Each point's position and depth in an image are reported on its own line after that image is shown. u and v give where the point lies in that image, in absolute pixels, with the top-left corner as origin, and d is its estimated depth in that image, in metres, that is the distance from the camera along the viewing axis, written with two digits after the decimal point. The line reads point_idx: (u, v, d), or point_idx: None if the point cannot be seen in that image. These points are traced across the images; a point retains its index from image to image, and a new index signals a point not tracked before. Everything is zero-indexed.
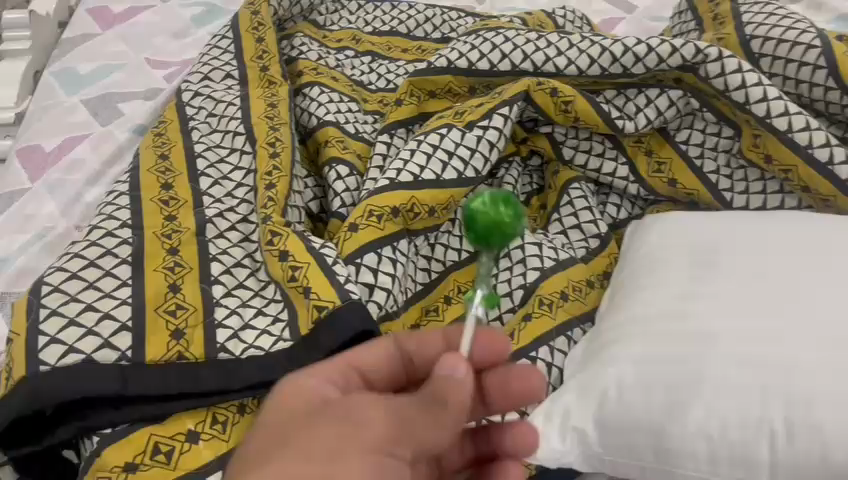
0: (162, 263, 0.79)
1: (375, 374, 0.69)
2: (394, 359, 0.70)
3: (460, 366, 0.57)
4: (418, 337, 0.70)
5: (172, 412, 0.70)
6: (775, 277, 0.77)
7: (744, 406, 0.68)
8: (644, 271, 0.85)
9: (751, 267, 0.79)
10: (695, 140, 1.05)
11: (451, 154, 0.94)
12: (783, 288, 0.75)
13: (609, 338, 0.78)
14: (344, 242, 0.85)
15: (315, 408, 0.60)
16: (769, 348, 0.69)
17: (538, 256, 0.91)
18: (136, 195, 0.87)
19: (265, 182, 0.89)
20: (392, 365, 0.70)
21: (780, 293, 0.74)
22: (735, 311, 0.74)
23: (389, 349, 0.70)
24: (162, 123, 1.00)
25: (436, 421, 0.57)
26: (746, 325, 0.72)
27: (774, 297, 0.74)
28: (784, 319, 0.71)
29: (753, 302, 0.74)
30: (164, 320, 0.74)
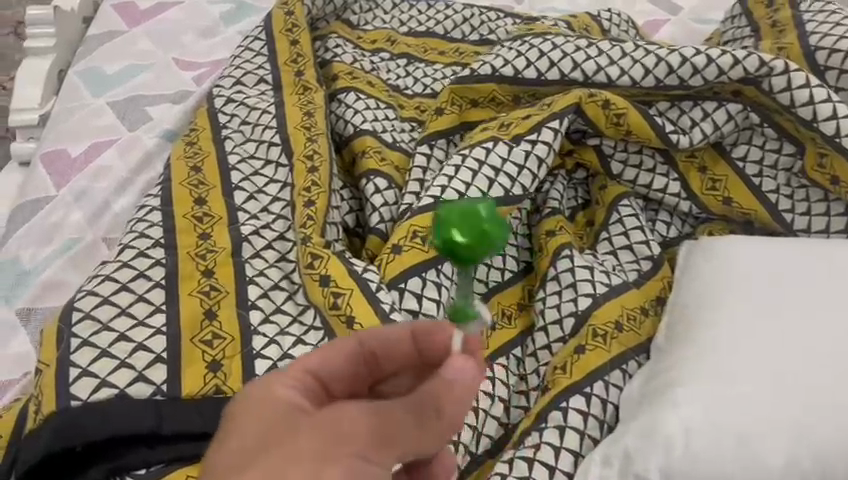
0: (197, 287, 0.75)
1: (336, 376, 0.58)
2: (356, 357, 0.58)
3: (467, 369, 0.49)
4: (379, 333, 0.57)
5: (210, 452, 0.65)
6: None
7: (825, 456, 0.66)
8: (707, 303, 0.79)
9: (824, 304, 0.74)
10: (753, 156, 0.99)
11: (497, 171, 0.90)
12: None
13: (673, 379, 0.73)
14: (387, 265, 0.80)
15: (291, 412, 0.53)
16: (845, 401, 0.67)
17: (589, 281, 0.86)
18: (168, 211, 0.82)
19: (304, 198, 0.84)
20: (353, 364, 0.58)
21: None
22: (810, 352, 0.70)
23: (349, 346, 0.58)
24: (193, 130, 0.96)
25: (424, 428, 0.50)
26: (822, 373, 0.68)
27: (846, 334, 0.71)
28: None
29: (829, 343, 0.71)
30: (199, 351, 0.70)
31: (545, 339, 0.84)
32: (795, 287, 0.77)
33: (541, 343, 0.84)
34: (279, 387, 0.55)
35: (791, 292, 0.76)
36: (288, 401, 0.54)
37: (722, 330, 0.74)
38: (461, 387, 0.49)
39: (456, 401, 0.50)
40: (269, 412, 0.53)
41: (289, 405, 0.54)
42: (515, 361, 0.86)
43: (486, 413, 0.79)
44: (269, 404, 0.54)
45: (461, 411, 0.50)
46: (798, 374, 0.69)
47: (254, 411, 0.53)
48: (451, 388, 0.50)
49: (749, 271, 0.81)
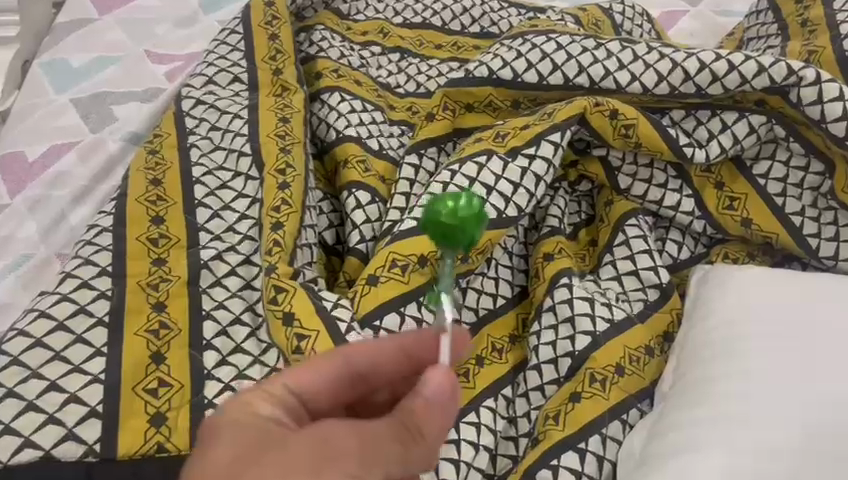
0: (145, 325, 0.67)
1: (317, 397, 0.53)
2: (340, 377, 0.55)
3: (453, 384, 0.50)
4: (369, 349, 0.55)
5: None
6: None
7: None
8: (719, 350, 0.70)
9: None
10: (776, 173, 0.89)
11: (490, 189, 0.81)
12: None
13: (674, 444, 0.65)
14: (361, 299, 0.72)
15: (273, 425, 0.48)
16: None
17: (589, 316, 0.77)
18: (119, 232, 0.74)
19: (271, 220, 0.75)
20: (338, 386, 0.54)
21: None
22: (836, 421, 0.62)
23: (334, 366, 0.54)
24: (157, 136, 0.87)
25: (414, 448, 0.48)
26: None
27: None
28: None
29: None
30: (141, 401, 0.62)
31: (537, 379, 0.76)
32: (821, 337, 0.68)
33: (534, 383, 0.76)
34: (261, 399, 0.49)
35: (815, 343, 0.67)
36: (269, 415, 0.49)
37: (738, 388, 0.66)
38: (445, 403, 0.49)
39: (432, 420, 0.49)
40: (250, 423, 0.47)
41: (271, 419, 0.48)
42: (505, 402, 0.78)
43: (468, 466, 0.71)
44: (250, 415, 0.48)
45: (435, 432, 0.49)
46: (827, 451, 0.60)
47: (235, 417, 0.48)
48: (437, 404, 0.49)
49: (768, 313, 0.72)
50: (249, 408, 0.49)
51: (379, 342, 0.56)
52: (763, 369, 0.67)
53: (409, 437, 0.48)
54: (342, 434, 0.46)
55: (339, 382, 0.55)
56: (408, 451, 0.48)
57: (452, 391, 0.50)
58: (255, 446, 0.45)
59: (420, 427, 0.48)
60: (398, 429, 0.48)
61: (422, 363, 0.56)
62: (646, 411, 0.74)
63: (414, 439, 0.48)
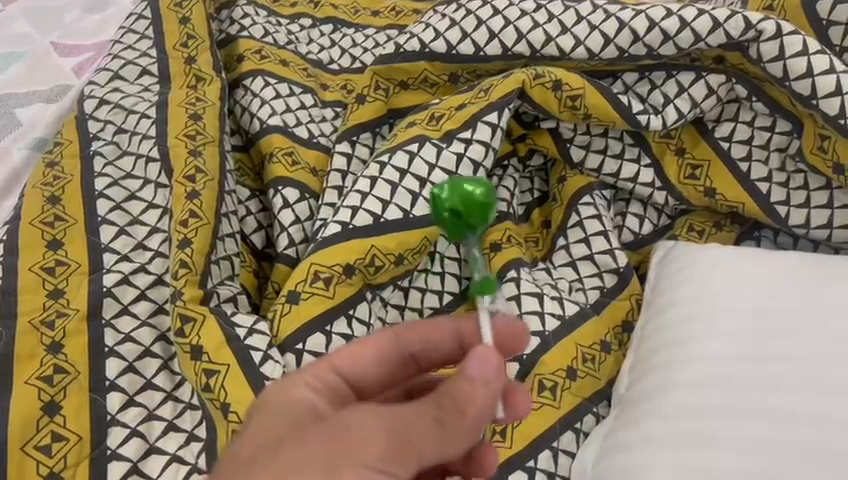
0: (38, 371, 0.61)
1: (366, 378, 0.53)
2: (391, 358, 0.54)
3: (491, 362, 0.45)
4: (424, 333, 0.54)
5: None
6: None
7: None
8: (676, 351, 0.63)
9: (814, 369, 0.58)
10: (740, 135, 0.81)
11: (423, 181, 0.73)
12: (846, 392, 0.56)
13: (620, 463, 0.60)
14: (281, 320, 0.65)
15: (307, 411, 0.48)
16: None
17: (538, 314, 0.71)
18: (10, 263, 0.67)
19: (179, 237, 0.69)
20: (390, 366, 0.54)
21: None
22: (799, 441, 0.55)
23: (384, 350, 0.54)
24: (57, 144, 0.78)
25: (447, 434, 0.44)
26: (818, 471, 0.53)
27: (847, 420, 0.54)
28: None
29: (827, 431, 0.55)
30: (32, 461, 0.58)
31: None
32: (785, 335, 0.61)
33: None
34: (299, 386, 0.50)
35: (777, 341, 0.60)
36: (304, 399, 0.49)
37: (695, 399, 0.59)
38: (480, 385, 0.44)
39: (472, 397, 0.44)
40: (284, 413, 0.48)
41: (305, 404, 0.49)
42: None
43: None
44: (283, 406, 0.49)
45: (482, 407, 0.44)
46: (794, 475, 0.54)
47: (272, 410, 0.48)
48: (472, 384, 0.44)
49: (730, 303, 0.64)
50: (288, 395, 0.49)
51: (437, 324, 0.54)
52: (722, 376, 0.60)
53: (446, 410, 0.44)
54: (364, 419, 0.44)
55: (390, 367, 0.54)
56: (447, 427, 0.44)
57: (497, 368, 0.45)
58: (285, 436, 0.46)
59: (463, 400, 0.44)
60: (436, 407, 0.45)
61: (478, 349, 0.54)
62: (602, 415, 0.68)
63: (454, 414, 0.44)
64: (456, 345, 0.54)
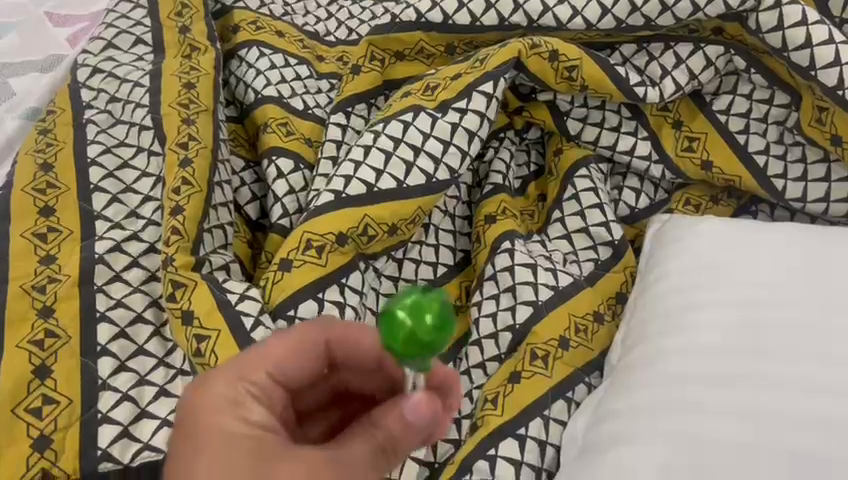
0: (29, 335, 0.61)
1: (297, 377, 0.51)
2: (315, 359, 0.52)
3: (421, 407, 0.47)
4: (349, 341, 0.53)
5: None
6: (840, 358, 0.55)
7: None
8: (668, 322, 0.63)
9: (803, 336, 0.57)
10: (738, 108, 0.80)
11: (418, 150, 0.73)
12: (836, 358, 0.55)
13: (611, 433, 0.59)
14: (273, 287, 0.65)
15: (251, 441, 0.44)
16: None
17: (531, 284, 0.71)
18: (2, 229, 0.67)
19: (171, 204, 0.68)
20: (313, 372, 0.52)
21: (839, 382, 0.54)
22: (786, 409, 0.54)
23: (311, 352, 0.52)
24: (50, 112, 0.78)
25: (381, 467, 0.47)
26: (806, 438, 0.52)
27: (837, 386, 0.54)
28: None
29: (815, 398, 0.54)
30: (23, 424, 0.58)
31: (479, 356, 0.70)
32: (776, 304, 0.60)
33: (476, 359, 0.69)
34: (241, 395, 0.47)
35: (768, 309, 0.59)
36: (245, 425, 0.45)
37: (686, 366, 0.59)
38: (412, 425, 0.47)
39: (408, 438, 0.47)
40: (227, 448, 0.44)
41: (247, 433, 0.45)
42: None
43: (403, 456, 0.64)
44: (224, 438, 0.44)
45: (410, 447, 0.48)
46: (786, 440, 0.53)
47: (214, 444, 0.44)
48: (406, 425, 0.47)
49: (724, 274, 0.63)
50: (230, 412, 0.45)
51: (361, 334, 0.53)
52: (713, 345, 0.59)
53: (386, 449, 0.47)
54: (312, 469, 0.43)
55: (315, 373, 0.52)
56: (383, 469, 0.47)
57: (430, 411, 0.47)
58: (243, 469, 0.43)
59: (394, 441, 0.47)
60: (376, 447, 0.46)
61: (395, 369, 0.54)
62: (594, 386, 0.68)
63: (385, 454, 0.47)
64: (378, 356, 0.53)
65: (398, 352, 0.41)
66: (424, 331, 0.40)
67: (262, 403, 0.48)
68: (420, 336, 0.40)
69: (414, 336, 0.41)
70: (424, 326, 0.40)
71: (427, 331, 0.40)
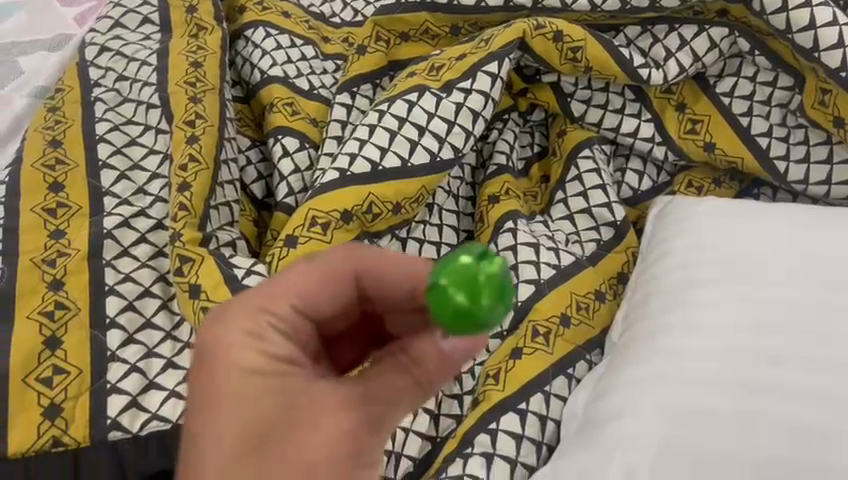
0: (39, 306, 0.63)
1: (321, 307, 0.48)
2: (341, 288, 0.49)
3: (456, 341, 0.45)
4: (378, 268, 0.49)
5: None
6: (836, 335, 0.56)
7: None
8: (668, 300, 0.63)
9: (801, 313, 0.58)
10: (741, 91, 0.81)
11: (422, 129, 0.73)
12: (832, 335, 0.56)
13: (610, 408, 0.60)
14: (279, 262, 0.67)
15: (277, 378, 0.43)
16: (830, 453, 0.52)
17: (534, 263, 0.72)
18: (13, 204, 0.68)
19: (179, 180, 0.69)
20: (340, 302, 0.49)
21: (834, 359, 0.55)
22: (786, 383, 0.55)
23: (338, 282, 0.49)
24: (59, 90, 0.79)
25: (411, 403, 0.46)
26: (806, 413, 0.53)
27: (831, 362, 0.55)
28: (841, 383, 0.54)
29: (815, 375, 0.55)
30: (33, 392, 0.59)
31: None
32: (775, 282, 0.60)
33: None
34: (263, 329, 0.45)
35: (768, 287, 0.60)
36: (272, 361, 0.44)
37: (686, 341, 0.59)
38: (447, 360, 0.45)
39: (444, 374, 0.46)
40: (254, 386, 0.43)
41: (273, 370, 0.43)
42: None
43: (405, 430, 0.65)
44: (251, 377, 0.43)
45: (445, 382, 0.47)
46: (781, 415, 0.54)
47: (240, 382, 0.43)
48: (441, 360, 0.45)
49: (725, 252, 0.64)
50: (253, 349, 0.44)
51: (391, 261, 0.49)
52: (712, 321, 0.60)
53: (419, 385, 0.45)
54: (340, 410, 0.43)
55: (344, 303, 0.49)
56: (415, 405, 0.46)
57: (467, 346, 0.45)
58: (268, 413, 0.42)
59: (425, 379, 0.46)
60: (411, 383, 0.45)
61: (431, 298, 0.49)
62: (595, 363, 0.69)
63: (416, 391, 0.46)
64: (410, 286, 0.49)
65: (446, 326, 0.39)
66: (481, 311, 0.38)
67: (287, 335, 0.46)
68: (476, 317, 0.38)
69: (469, 316, 0.38)
70: (482, 307, 0.38)
71: (485, 313, 0.38)
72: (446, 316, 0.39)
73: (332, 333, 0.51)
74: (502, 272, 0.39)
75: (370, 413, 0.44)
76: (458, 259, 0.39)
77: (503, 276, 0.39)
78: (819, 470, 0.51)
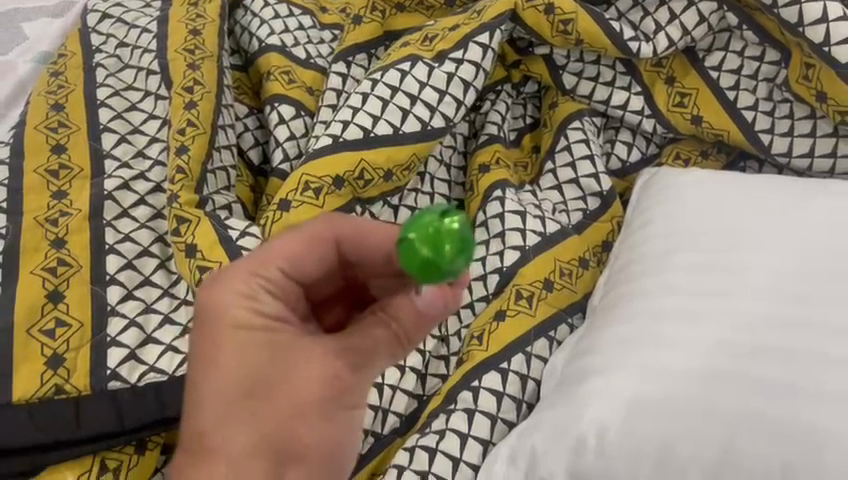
0: (42, 262, 0.65)
1: (307, 271, 0.50)
2: (326, 254, 0.51)
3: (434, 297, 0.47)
4: (359, 234, 0.50)
5: (47, 463, 0.61)
6: (806, 299, 0.58)
7: (765, 453, 0.53)
8: (647, 266, 0.66)
9: (770, 278, 0.60)
10: (730, 65, 0.82)
11: (414, 98, 0.75)
12: (802, 299, 0.58)
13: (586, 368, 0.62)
14: (273, 225, 0.69)
15: (267, 334, 0.47)
16: (791, 408, 0.53)
17: (520, 230, 0.74)
18: (17, 165, 0.71)
19: (176, 144, 0.72)
20: (326, 267, 0.51)
21: (804, 322, 0.57)
22: (754, 342, 0.57)
23: (324, 248, 0.51)
24: (61, 56, 0.81)
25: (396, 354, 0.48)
26: (771, 369, 0.55)
27: (800, 326, 0.57)
28: (807, 344, 0.56)
29: (783, 333, 0.56)
30: (37, 344, 0.62)
31: (468, 297, 0.73)
32: (749, 249, 0.62)
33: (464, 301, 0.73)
34: (254, 288, 0.48)
35: (743, 253, 0.62)
36: (261, 319, 0.47)
37: (661, 303, 0.61)
38: (426, 314, 0.47)
39: (422, 328, 0.48)
40: (244, 342, 0.46)
41: (262, 327, 0.47)
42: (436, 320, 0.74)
43: (392, 388, 0.68)
44: (241, 334, 0.47)
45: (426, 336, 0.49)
46: (748, 372, 0.55)
47: (232, 338, 0.46)
48: (420, 315, 0.47)
49: (704, 221, 0.66)
50: (245, 307, 0.47)
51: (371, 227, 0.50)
52: (688, 285, 0.62)
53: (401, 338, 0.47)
54: (325, 360, 0.46)
55: (329, 265, 0.51)
56: (400, 356, 0.48)
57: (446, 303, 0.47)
58: (259, 365, 0.46)
59: (407, 332, 0.47)
60: (389, 336, 0.47)
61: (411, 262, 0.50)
62: (577, 326, 0.71)
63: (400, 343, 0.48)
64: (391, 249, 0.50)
65: (415, 279, 0.42)
66: (445, 261, 0.41)
67: (275, 296, 0.49)
68: (442, 269, 0.41)
69: (434, 267, 0.41)
70: (445, 257, 0.41)
71: (449, 263, 0.41)
72: (415, 269, 0.41)
73: (319, 298, 0.53)
74: (463, 226, 0.41)
75: (354, 362, 0.47)
76: (423, 216, 0.41)
77: (465, 230, 0.41)
78: (782, 425, 0.53)
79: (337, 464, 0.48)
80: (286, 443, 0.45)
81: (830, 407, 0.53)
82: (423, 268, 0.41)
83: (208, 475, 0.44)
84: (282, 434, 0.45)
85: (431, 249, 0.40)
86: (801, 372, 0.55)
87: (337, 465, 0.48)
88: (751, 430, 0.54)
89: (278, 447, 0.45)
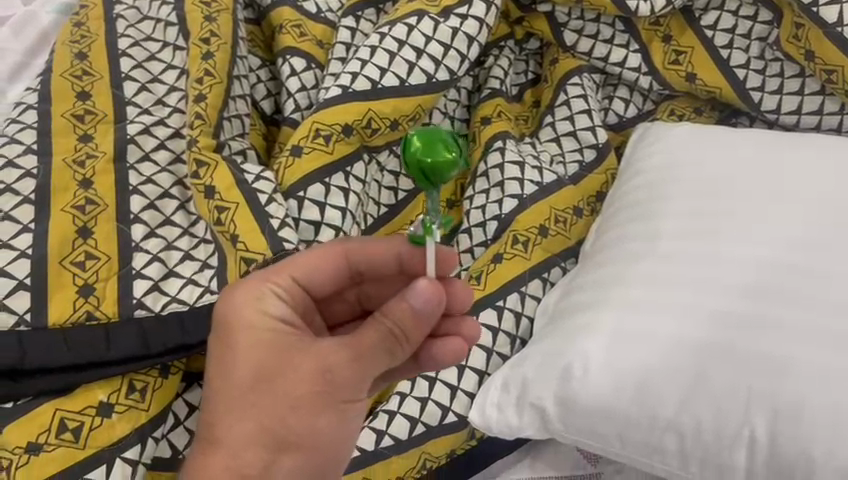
0: (71, 201, 0.70)
1: (320, 284, 0.60)
2: (339, 271, 0.60)
3: (426, 299, 0.51)
4: (367, 252, 0.59)
5: (78, 384, 0.64)
6: (779, 242, 0.62)
7: (734, 381, 0.58)
8: (634, 213, 0.70)
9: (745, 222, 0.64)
10: (724, 24, 0.85)
11: (419, 53, 0.79)
12: (776, 242, 0.62)
13: (574, 307, 0.66)
14: (286, 170, 0.74)
15: (276, 336, 0.55)
16: (756, 340, 0.58)
17: (518, 180, 0.78)
18: (44, 110, 0.75)
19: (195, 92, 0.76)
20: (337, 280, 0.60)
21: (775, 263, 0.61)
22: (727, 282, 0.61)
23: (336, 264, 0.60)
24: (83, 7, 0.84)
25: (392, 353, 0.53)
26: (741, 305, 0.60)
27: (772, 267, 0.61)
28: (777, 283, 0.60)
29: (755, 273, 0.61)
30: (69, 274, 0.67)
31: (468, 242, 0.77)
32: (729, 196, 0.66)
33: (464, 245, 0.77)
34: (268, 296, 0.57)
35: (723, 200, 0.66)
36: (272, 320, 0.55)
37: (643, 247, 0.66)
38: (420, 313, 0.52)
39: (418, 326, 0.52)
40: (254, 340, 0.55)
41: (272, 327, 0.55)
42: None
43: None
44: (253, 335, 0.55)
45: (422, 335, 0.53)
46: (720, 308, 0.60)
47: (245, 338, 0.55)
48: (415, 314, 0.52)
49: (689, 171, 0.70)
50: (258, 313, 0.55)
51: (378, 246, 0.59)
52: (670, 230, 0.66)
53: (395, 338, 0.52)
54: (321, 358, 0.53)
55: (341, 277, 0.60)
56: (397, 353, 0.53)
57: (436, 304, 0.52)
58: (264, 363, 0.54)
59: (401, 331, 0.52)
60: (385, 333, 0.52)
61: (414, 269, 0.59)
62: (568, 269, 0.77)
63: (395, 341, 0.52)
64: (396, 265, 0.59)
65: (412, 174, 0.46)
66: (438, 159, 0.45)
67: (286, 299, 0.57)
68: (437, 175, 0.46)
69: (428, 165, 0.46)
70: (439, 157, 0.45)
71: (441, 162, 0.45)
72: (406, 161, 0.46)
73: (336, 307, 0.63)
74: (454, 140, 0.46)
75: (348, 360, 0.53)
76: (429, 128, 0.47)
77: (459, 150, 0.46)
78: (749, 356, 0.58)
79: (334, 449, 0.56)
80: (283, 433, 0.53)
81: (791, 339, 0.58)
82: (419, 166, 0.46)
83: (216, 457, 0.53)
84: (281, 425, 0.53)
85: (428, 148, 0.45)
86: (768, 308, 0.59)
87: (334, 447, 0.55)
88: (720, 361, 0.59)
89: (276, 436, 0.53)
